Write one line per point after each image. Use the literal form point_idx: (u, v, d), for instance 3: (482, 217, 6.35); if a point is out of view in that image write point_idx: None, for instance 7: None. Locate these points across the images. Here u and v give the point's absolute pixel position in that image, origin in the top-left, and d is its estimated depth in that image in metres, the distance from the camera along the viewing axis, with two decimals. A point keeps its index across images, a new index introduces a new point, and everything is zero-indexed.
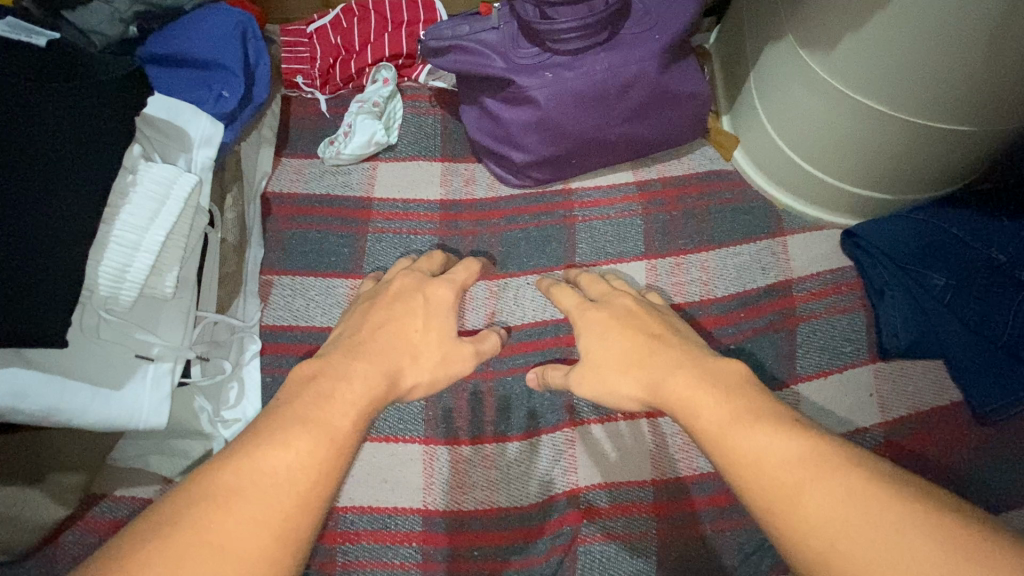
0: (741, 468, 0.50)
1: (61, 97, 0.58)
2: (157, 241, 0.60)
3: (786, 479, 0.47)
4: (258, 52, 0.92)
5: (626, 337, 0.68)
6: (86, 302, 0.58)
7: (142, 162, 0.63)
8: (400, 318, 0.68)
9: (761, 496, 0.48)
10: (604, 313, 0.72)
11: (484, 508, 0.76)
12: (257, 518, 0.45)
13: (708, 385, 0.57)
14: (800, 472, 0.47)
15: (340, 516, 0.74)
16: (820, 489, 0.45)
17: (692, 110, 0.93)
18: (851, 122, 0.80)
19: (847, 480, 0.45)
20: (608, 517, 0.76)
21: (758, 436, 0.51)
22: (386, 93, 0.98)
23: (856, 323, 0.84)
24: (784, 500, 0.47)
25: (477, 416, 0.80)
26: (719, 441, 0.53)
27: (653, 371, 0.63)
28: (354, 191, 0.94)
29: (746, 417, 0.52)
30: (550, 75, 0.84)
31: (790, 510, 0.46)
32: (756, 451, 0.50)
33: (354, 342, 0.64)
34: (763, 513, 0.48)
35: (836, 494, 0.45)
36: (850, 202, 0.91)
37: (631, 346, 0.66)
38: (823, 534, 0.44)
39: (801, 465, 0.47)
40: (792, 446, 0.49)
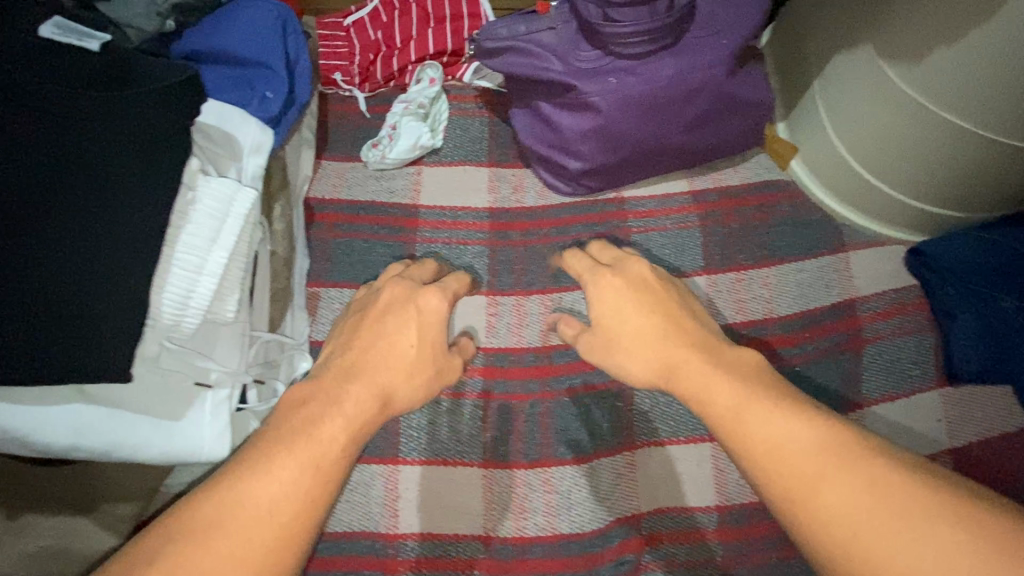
0: (755, 461, 0.52)
1: (113, 106, 0.54)
2: (220, 265, 0.57)
3: (800, 471, 0.49)
4: (297, 47, 0.87)
5: (641, 329, 0.66)
6: (151, 330, 0.54)
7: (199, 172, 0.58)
8: (401, 340, 0.64)
9: (777, 476, 0.50)
10: (623, 326, 0.68)
11: (545, 534, 0.74)
12: (262, 527, 0.48)
13: (729, 378, 0.58)
14: (819, 462, 0.48)
15: (399, 543, 0.71)
16: (836, 481, 0.47)
17: (754, 117, 0.89)
18: (927, 137, 0.77)
19: (870, 473, 0.47)
20: (670, 543, 0.75)
21: (775, 424, 0.52)
22: (431, 94, 0.94)
23: (923, 345, 0.82)
24: (802, 486, 0.48)
25: (535, 439, 0.77)
26: (730, 429, 0.55)
27: (668, 353, 0.63)
28: (399, 198, 0.90)
29: (767, 408, 0.53)
30: (613, 81, 0.80)
31: (808, 493, 0.48)
32: (773, 442, 0.51)
33: (360, 356, 0.63)
34: (782, 495, 0.49)
35: (858, 484, 0.46)
36: (917, 218, 0.88)
37: (661, 342, 0.64)
38: (841, 522, 0.45)
39: (821, 452, 0.49)
40: (809, 434, 0.50)
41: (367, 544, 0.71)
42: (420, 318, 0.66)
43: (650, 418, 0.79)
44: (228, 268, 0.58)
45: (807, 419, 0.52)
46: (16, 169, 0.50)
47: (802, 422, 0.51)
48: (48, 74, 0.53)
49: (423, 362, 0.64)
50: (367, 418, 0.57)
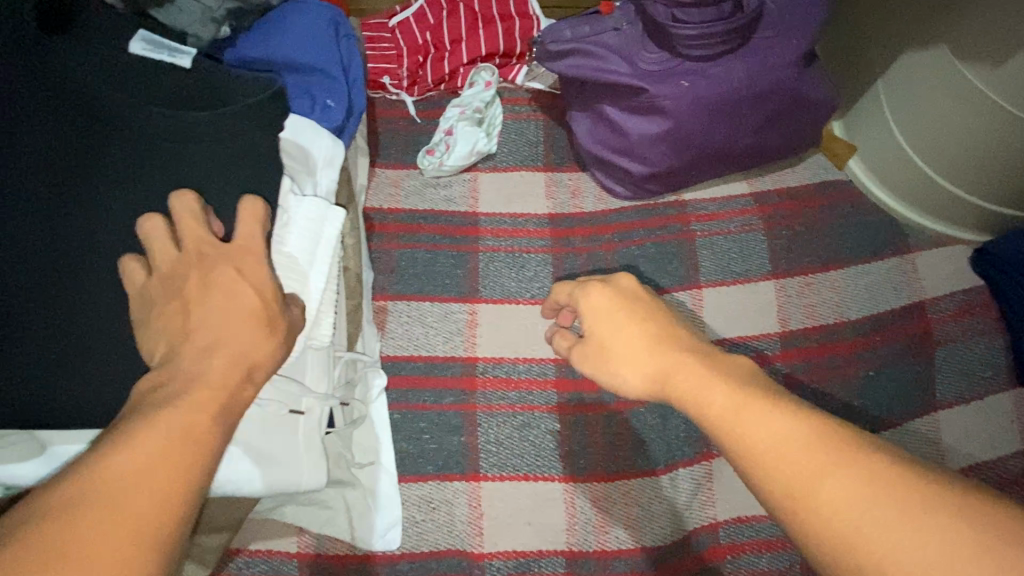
0: (743, 459, 0.37)
1: (200, 125, 0.57)
2: (318, 290, 0.57)
3: (793, 464, 0.35)
4: (349, 50, 0.84)
5: (637, 352, 0.48)
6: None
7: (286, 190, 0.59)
8: (220, 298, 0.45)
9: (771, 477, 0.36)
10: (625, 335, 0.49)
11: (627, 548, 0.73)
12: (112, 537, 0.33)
13: (726, 378, 0.42)
14: (816, 455, 0.35)
15: (485, 563, 0.70)
16: (842, 478, 0.34)
17: (818, 117, 0.87)
18: (1002, 139, 0.75)
19: (871, 470, 0.33)
20: (751, 553, 0.74)
21: (770, 415, 0.38)
22: (487, 97, 0.91)
23: (994, 348, 0.82)
24: (801, 484, 0.34)
25: (612, 450, 0.76)
26: (721, 439, 0.39)
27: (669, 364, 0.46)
28: (458, 206, 0.88)
29: (757, 405, 0.39)
30: (684, 84, 0.78)
31: (806, 493, 0.34)
32: (767, 435, 0.37)
33: (180, 336, 0.43)
34: (779, 499, 0.35)
35: (862, 485, 0.33)
36: (983, 218, 0.87)
37: (675, 367, 0.45)
38: (842, 526, 0.32)
39: (818, 444, 0.35)
40: (803, 426, 0.36)
41: (456, 562, 0.70)
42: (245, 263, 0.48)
43: None
44: (324, 293, 0.58)
45: (794, 411, 0.37)
46: (135, 181, 0.55)
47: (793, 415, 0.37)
48: (142, 94, 0.58)
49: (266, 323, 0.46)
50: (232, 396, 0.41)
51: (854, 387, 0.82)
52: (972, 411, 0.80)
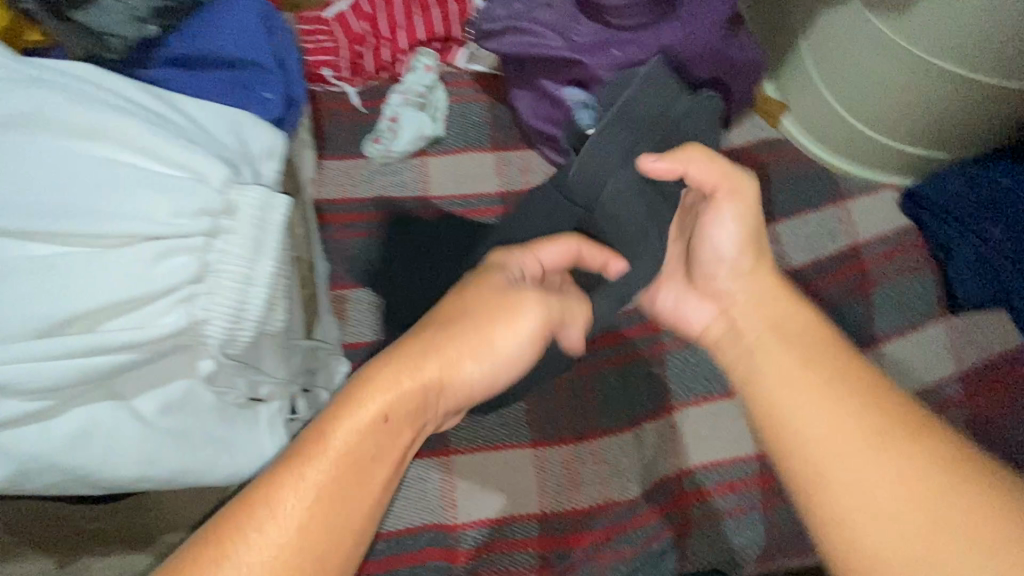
0: (788, 431, 0.55)
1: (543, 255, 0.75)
2: (268, 273, 0.54)
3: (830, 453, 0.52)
4: (285, 43, 0.85)
5: (728, 276, 0.67)
6: (183, 346, 0.52)
7: (198, 176, 0.54)
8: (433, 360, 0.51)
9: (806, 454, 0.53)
10: (719, 263, 0.68)
11: (599, 504, 0.76)
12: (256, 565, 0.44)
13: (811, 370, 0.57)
14: (844, 445, 0.51)
15: (459, 534, 0.71)
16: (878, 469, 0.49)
17: (749, 79, 0.91)
18: (921, 86, 0.81)
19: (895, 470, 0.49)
20: (715, 496, 0.78)
21: (814, 412, 0.54)
22: (429, 82, 0.92)
23: (926, 283, 0.88)
24: (822, 464, 0.51)
25: (580, 414, 0.78)
26: (787, 403, 0.56)
27: (778, 314, 0.64)
28: (408, 191, 0.89)
29: (808, 377, 0.56)
30: (617, 53, 0.81)
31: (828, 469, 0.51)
32: (801, 421, 0.54)
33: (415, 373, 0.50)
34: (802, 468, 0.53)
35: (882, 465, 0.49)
36: (905, 163, 0.94)
37: (766, 314, 0.64)
38: (860, 489, 0.49)
39: (860, 439, 0.51)
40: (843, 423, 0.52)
41: (429, 535, 0.70)
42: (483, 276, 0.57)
43: (685, 378, 0.82)
44: (278, 275, 0.56)
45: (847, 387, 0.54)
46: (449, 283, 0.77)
47: (852, 401, 0.53)
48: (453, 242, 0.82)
49: (490, 325, 0.53)
50: (379, 428, 0.49)
51: None
52: (913, 348, 0.86)
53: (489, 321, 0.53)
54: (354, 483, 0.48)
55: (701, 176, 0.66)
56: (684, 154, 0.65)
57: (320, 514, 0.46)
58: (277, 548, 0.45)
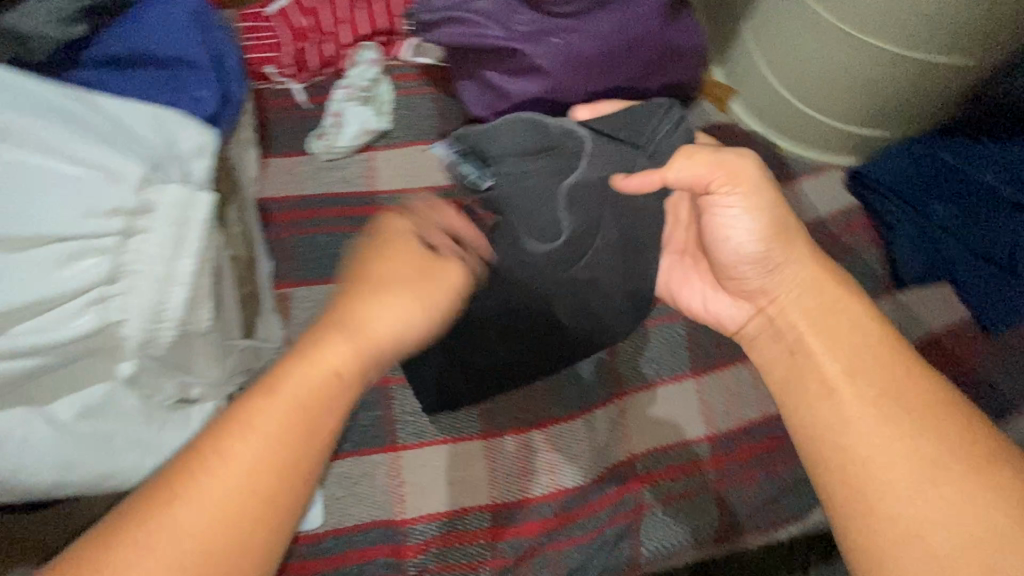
0: (832, 448, 0.55)
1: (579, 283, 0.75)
2: (189, 271, 0.56)
3: (871, 475, 0.52)
4: (223, 41, 0.83)
5: (757, 272, 0.62)
6: (104, 347, 0.53)
7: (108, 174, 0.52)
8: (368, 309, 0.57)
9: (845, 472, 0.53)
10: (740, 261, 0.62)
11: (550, 492, 0.76)
12: (192, 526, 0.47)
13: (853, 387, 0.56)
14: (892, 470, 0.52)
15: (408, 528, 0.71)
16: (917, 498, 0.50)
17: (694, 64, 0.91)
18: (860, 62, 0.81)
19: (937, 492, 0.50)
20: (667, 479, 0.79)
21: (861, 428, 0.54)
22: (372, 76, 0.92)
23: (873, 259, 0.89)
24: (858, 486, 0.52)
25: (530, 403, 0.79)
26: (830, 417, 0.56)
27: (833, 324, 0.59)
28: (355, 187, 0.88)
29: (867, 398, 0.55)
30: (557, 41, 0.80)
31: (867, 490, 0.52)
32: (850, 441, 0.54)
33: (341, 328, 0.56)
34: (840, 485, 0.53)
35: (918, 487, 0.51)
36: (851, 142, 0.95)
37: (811, 307, 0.60)
38: (896, 516, 0.50)
39: (907, 467, 0.51)
40: (891, 448, 0.52)
41: (376, 532, 0.70)
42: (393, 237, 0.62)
43: (635, 363, 0.82)
44: (201, 275, 0.57)
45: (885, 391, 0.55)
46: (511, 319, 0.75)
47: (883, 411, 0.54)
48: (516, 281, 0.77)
49: (426, 275, 0.60)
50: (321, 388, 0.53)
51: None
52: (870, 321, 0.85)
53: (420, 279, 0.59)
54: (301, 441, 0.52)
55: (699, 172, 0.59)
56: (678, 157, 0.60)
57: (266, 467, 0.50)
58: (223, 497, 0.48)
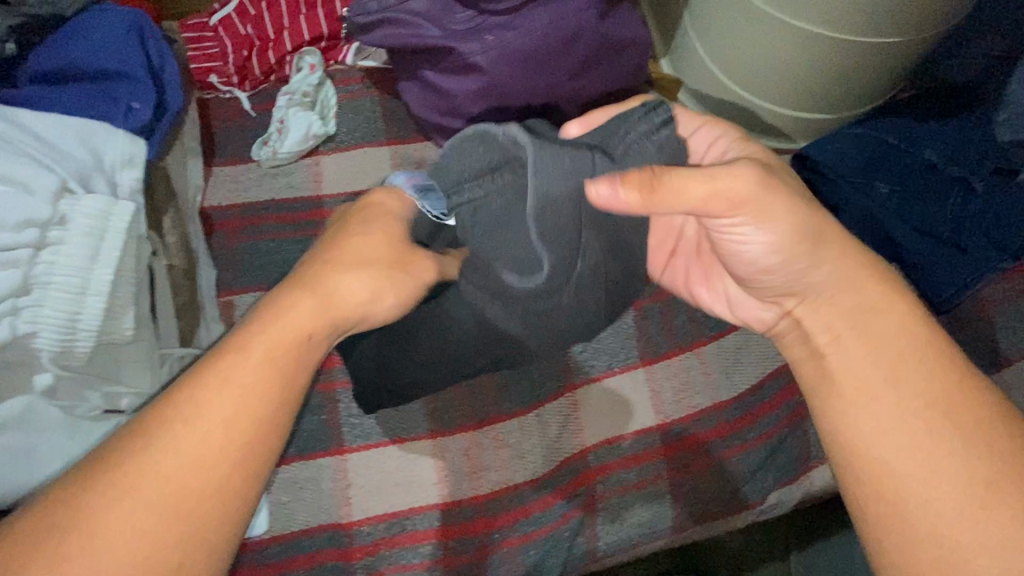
0: (837, 435, 0.54)
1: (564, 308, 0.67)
2: (107, 281, 0.57)
3: (885, 463, 0.50)
4: (161, 52, 0.83)
5: (784, 276, 0.56)
6: (16, 362, 0.54)
7: (22, 187, 0.56)
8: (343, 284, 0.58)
9: (857, 460, 0.52)
10: (757, 271, 0.57)
11: (501, 489, 0.75)
12: (139, 519, 0.44)
13: (887, 375, 0.52)
14: (911, 454, 0.50)
15: (355, 531, 0.71)
16: (939, 481, 0.48)
17: (636, 57, 0.91)
18: (794, 47, 0.82)
19: (962, 477, 0.48)
20: (620, 470, 0.78)
21: (875, 414, 0.52)
22: (315, 80, 0.92)
23: None
24: (875, 468, 0.51)
25: (478, 400, 0.78)
26: (848, 401, 0.53)
27: (865, 322, 0.54)
28: (301, 192, 0.88)
29: (888, 385, 0.52)
30: (491, 37, 0.80)
31: (882, 475, 0.50)
32: (865, 427, 0.52)
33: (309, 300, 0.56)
34: (854, 470, 0.52)
35: (934, 468, 0.49)
36: (795, 127, 0.96)
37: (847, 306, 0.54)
38: (907, 496, 0.49)
39: (925, 448, 0.49)
40: (906, 432, 0.50)
41: (323, 537, 0.70)
42: (373, 211, 0.65)
43: (585, 356, 0.82)
44: None
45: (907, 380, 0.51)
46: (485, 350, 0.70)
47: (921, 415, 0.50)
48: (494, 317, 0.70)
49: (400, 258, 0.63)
50: (295, 342, 0.53)
51: None
52: None
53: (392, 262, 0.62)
54: (263, 413, 0.50)
55: (711, 188, 0.49)
56: (675, 184, 0.49)
57: (241, 416, 0.49)
58: (199, 451, 0.47)
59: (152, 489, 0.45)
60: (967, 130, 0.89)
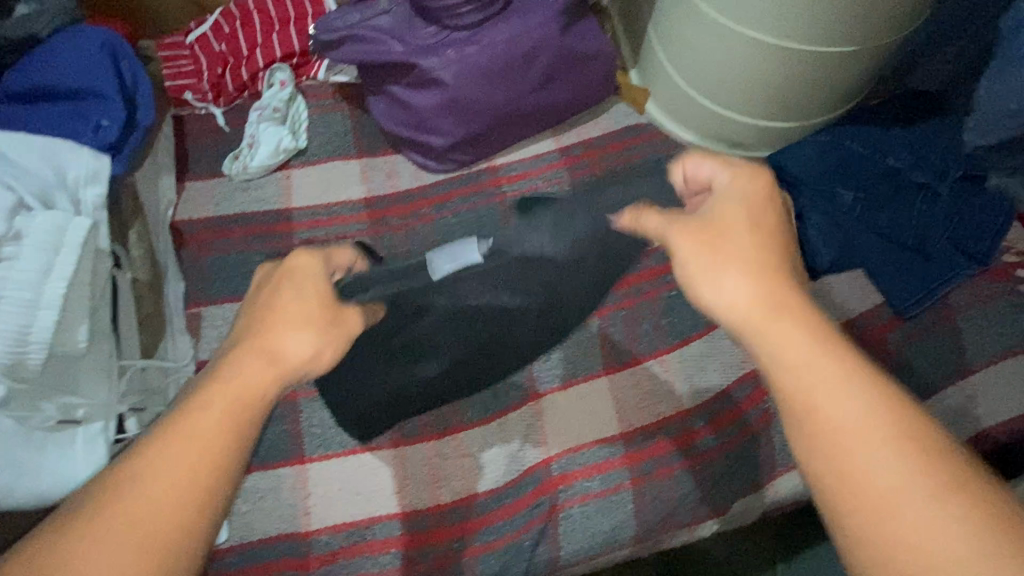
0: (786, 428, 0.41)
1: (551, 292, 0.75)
2: (58, 296, 0.55)
3: (847, 454, 0.38)
4: (134, 71, 0.85)
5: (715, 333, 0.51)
6: None
7: None
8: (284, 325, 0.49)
9: (810, 456, 0.39)
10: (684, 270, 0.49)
11: (462, 497, 0.76)
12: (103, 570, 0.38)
13: (820, 347, 0.41)
14: (875, 445, 0.37)
15: (312, 540, 0.71)
16: (911, 486, 0.36)
17: (601, 69, 0.93)
18: (753, 56, 0.82)
19: (934, 480, 0.36)
20: (582, 479, 0.78)
21: (823, 396, 0.39)
22: (285, 96, 0.93)
23: None
24: (838, 467, 0.38)
25: (441, 409, 0.79)
26: (780, 382, 0.41)
27: (784, 297, 0.44)
28: (271, 205, 0.90)
29: (822, 364, 0.40)
30: (452, 52, 0.82)
31: (841, 476, 0.38)
32: (813, 414, 0.39)
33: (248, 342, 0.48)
34: (813, 473, 0.39)
35: (900, 465, 0.37)
36: (762, 135, 0.96)
37: (763, 276, 0.45)
38: (867, 504, 0.36)
39: (887, 443, 0.37)
40: (861, 415, 0.38)
41: (281, 546, 0.70)
42: (296, 276, 0.53)
43: (549, 366, 0.83)
44: (71, 299, 0.57)
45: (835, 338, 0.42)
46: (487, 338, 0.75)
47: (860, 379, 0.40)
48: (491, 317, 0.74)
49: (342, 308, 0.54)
50: (252, 397, 0.46)
51: (662, 305, 0.88)
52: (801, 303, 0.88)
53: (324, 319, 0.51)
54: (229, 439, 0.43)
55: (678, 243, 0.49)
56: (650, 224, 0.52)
57: (209, 461, 0.42)
58: (169, 487, 0.41)
59: (114, 539, 0.39)
60: (930, 137, 0.90)
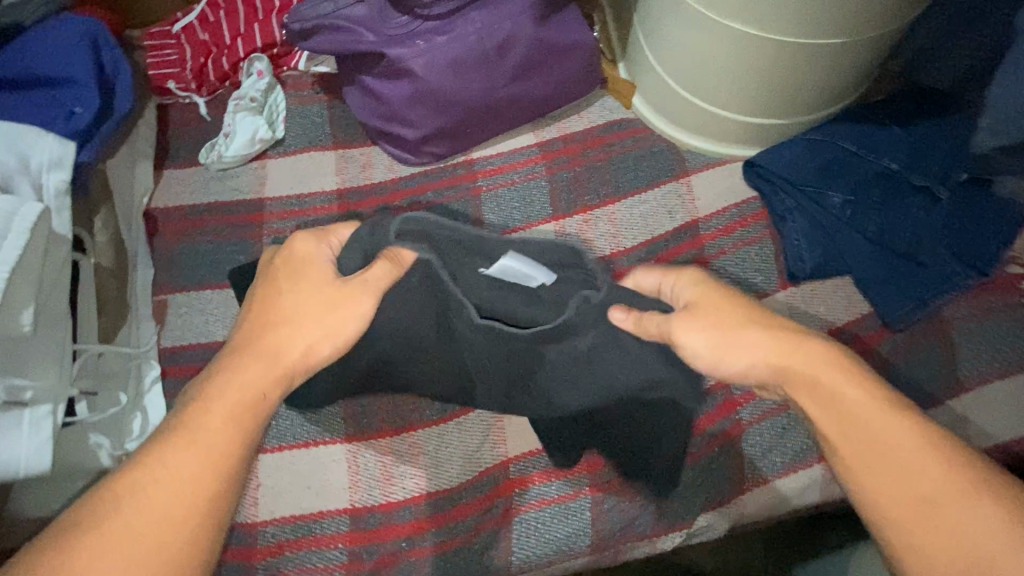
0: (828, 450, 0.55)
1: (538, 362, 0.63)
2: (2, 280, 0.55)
3: (885, 468, 0.52)
4: (115, 61, 0.86)
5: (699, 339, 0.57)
6: None
7: None
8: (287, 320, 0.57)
9: (851, 473, 0.53)
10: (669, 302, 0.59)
11: (414, 496, 0.75)
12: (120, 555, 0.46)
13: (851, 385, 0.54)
14: (907, 459, 0.51)
15: (259, 531, 0.72)
16: (942, 491, 0.50)
17: (581, 61, 0.90)
18: (738, 49, 0.77)
19: (961, 483, 0.50)
20: (539, 484, 0.76)
21: (857, 422, 0.53)
22: (263, 86, 0.93)
23: (765, 252, 0.87)
24: (878, 479, 0.52)
25: (398, 407, 0.78)
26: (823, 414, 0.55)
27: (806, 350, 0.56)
28: (244, 195, 0.90)
29: (852, 396, 0.54)
30: (422, 43, 0.80)
31: (880, 487, 0.52)
32: (851, 438, 0.53)
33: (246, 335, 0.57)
34: (855, 487, 0.53)
35: (930, 475, 0.51)
36: (752, 132, 0.90)
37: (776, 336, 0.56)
38: (907, 507, 0.50)
39: (914, 453, 0.51)
40: (893, 434, 0.52)
41: (226, 536, 0.71)
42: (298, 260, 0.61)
43: None
44: (15, 284, 0.58)
45: (871, 386, 0.54)
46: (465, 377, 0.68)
47: (896, 418, 0.53)
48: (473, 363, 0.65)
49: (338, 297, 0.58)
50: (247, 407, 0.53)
51: None
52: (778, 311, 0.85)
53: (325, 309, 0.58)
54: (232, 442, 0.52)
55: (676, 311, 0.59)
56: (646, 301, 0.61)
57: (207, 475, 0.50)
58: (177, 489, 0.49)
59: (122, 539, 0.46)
60: (934, 136, 0.83)
